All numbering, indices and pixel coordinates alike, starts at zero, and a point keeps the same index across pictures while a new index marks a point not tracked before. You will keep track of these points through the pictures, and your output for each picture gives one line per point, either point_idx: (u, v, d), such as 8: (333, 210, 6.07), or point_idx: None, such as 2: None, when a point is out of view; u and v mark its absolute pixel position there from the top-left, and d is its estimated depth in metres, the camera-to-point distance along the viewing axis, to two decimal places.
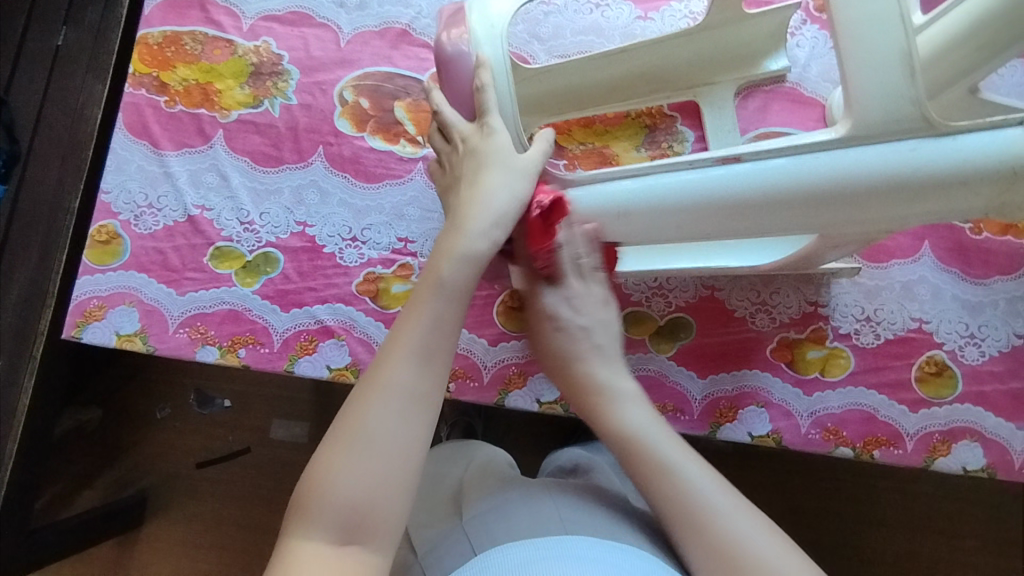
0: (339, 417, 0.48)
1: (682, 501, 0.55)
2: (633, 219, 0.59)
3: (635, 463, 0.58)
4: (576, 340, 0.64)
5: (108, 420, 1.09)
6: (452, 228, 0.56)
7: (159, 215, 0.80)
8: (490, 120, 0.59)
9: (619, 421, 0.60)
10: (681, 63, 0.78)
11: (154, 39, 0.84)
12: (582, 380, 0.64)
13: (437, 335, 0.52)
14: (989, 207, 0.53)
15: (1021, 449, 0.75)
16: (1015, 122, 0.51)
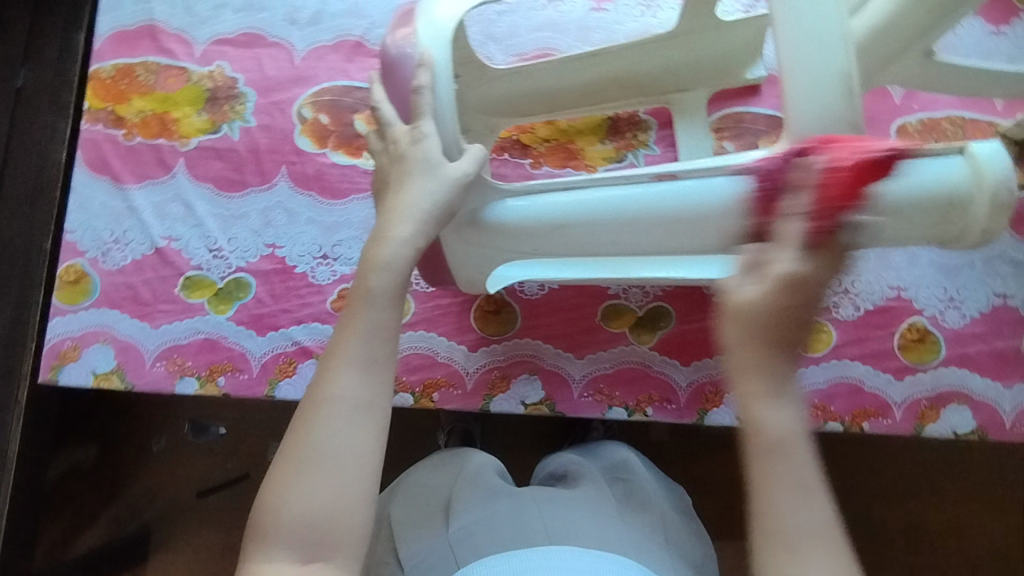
0: (285, 441, 0.47)
1: (797, 537, 0.37)
2: (568, 234, 0.59)
3: (753, 467, 0.39)
4: (806, 304, 0.40)
5: (103, 458, 1.05)
6: (374, 235, 0.53)
7: (126, 249, 0.79)
8: (422, 124, 0.53)
9: (773, 422, 0.39)
10: (654, 70, 0.75)
11: (107, 73, 0.83)
12: (769, 362, 0.40)
13: (377, 343, 0.49)
14: (922, 236, 0.54)
15: (1010, 408, 0.75)
16: (956, 151, 0.51)
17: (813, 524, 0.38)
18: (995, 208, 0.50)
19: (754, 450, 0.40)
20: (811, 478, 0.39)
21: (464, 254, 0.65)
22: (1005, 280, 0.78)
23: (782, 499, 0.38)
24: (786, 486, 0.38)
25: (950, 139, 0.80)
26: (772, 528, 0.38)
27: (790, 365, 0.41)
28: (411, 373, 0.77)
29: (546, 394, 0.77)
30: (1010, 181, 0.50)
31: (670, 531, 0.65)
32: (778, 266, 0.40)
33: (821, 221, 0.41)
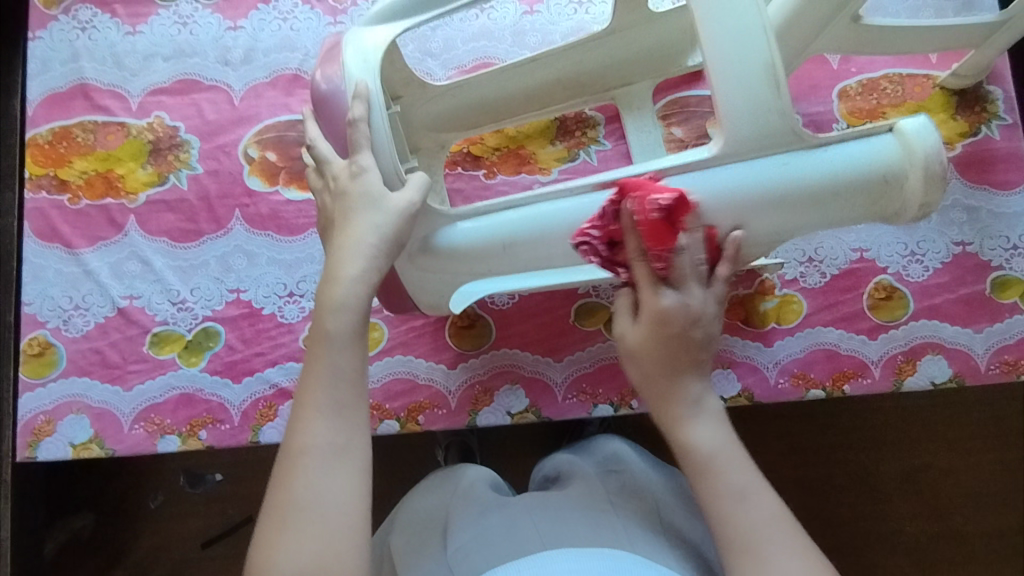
0: (269, 497, 0.48)
1: (744, 535, 0.51)
2: (518, 251, 0.60)
3: (701, 487, 0.54)
4: (686, 345, 0.56)
5: (103, 522, 1.03)
6: (327, 277, 0.53)
7: (88, 314, 0.78)
8: (360, 157, 0.54)
9: (697, 439, 0.55)
10: (595, 67, 0.73)
11: (44, 139, 0.82)
12: (671, 387, 0.57)
13: (343, 386, 0.50)
14: (867, 216, 0.55)
15: (983, 352, 0.76)
16: (886, 129, 0.53)
17: (754, 525, 0.51)
18: (929, 180, 0.52)
19: (698, 472, 0.54)
20: (748, 485, 0.53)
21: (422, 281, 0.65)
22: (963, 228, 0.79)
23: (728, 512, 0.52)
24: (727, 499, 0.52)
25: (890, 97, 0.81)
26: (726, 535, 0.52)
27: (693, 386, 0.57)
28: (394, 400, 0.77)
29: (531, 402, 0.77)
30: (940, 154, 0.52)
31: (665, 510, 0.66)
32: (649, 309, 0.56)
33: (655, 247, 0.53)
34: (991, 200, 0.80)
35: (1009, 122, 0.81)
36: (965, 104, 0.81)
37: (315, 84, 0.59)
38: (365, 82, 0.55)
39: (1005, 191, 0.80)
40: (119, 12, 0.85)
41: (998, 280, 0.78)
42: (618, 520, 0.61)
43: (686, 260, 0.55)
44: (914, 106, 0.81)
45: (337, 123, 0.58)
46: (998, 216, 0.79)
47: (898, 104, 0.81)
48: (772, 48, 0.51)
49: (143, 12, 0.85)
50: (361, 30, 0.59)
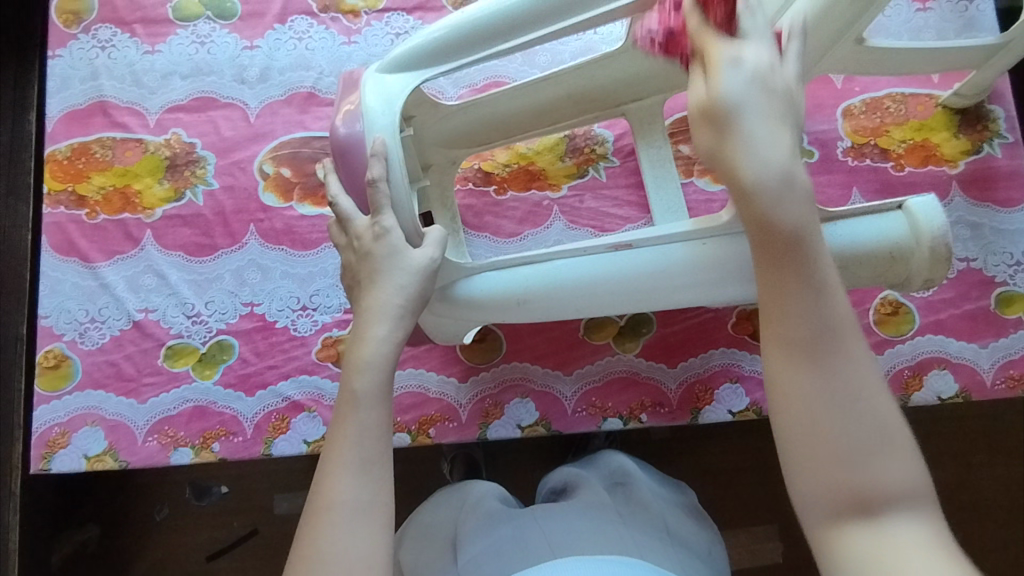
0: (294, 553, 0.49)
1: (820, 333, 0.41)
2: (533, 305, 0.64)
3: (773, 265, 0.43)
4: (769, 95, 0.44)
5: (109, 534, 1.03)
6: (353, 337, 0.55)
7: (104, 327, 0.79)
8: (382, 217, 0.56)
9: (779, 213, 0.42)
10: (607, 84, 0.74)
11: (63, 154, 0.83)
12: (757, 145, 0.43)
13: (370, 444, 0.51)
14: (874, 282, 0.61)
15: (988, 367, 0.77)
16: (895, 207, 0.59)
17: (830, 318, 0.42)
18: (935, 257, 0.58)
19: (769, 253, 0.43)
20: (828, 277, 0.43)
21: (438, 324, 0.70)
22: (967, 244, 0.80)
23: (800, 297, 0.42)
24: (803, 287, 0.42)
25: (893, 116, 0.83)
26: (793, 332, 0.42)
27: (785, 150, 0.43)
28: (405, 413, 0.77)
29: (541, 415, 0.78)
30: (944, 232, 0.58)
31: (672, 522, 0.66)
32: (722, 58, 0.45)
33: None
34: (994, 216, 0.81)
35: (1010, 141, 0.83)
36: (967, 122, 0.83)
37: (334, 134, 0.61)
38: (381, 140, 0.58)
39: (1008, 209, 0.81)
40: (139, 31, 0.87)
41: (1003, 295, 0.79)
42: (628, 530, 0.62)
43: (750, 3, 0.46)
44: (917, 124, 0.83)
45: (358, 176, 0.60)
46: (1002, 233, 0.80)
47: (901, 122, 0.83)
48: None
49: (162, 32, 0.87)
50: (378, 79, 0.61)
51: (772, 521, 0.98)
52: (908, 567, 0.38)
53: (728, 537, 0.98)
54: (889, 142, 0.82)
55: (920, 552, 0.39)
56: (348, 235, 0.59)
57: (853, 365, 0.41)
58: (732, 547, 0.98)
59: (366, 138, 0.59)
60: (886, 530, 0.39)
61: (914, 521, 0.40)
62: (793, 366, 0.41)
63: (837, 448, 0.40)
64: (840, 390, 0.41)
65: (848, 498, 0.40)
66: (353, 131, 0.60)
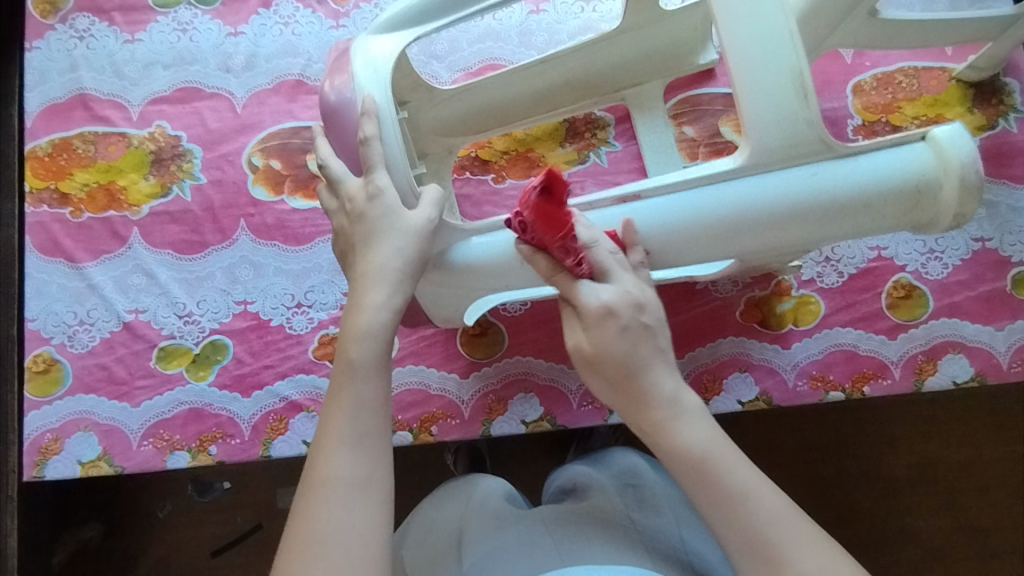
0: (288, 530, 0.47)
1: (760, 534, 0.45)
2: (537, 267, 0.58)
3: (703, 490, 0.47)
4: (637, 339, 0.49)
5: (110, 534, 1.02)
6: (350, 306, 0.52)
7: (93, 329, 0.77)
8: (376, 177, 0.54)
9: (688, 442, 0.48)
10: (605, 69, 0.72)
11: (44, 151, 0.80)
12: (643, 394, 0.49)
13: (366, 417, 0.49)
14: (900, 224, 0.55)
15: (1005, 350, 0.75)
16: (917, 138, 0.54)
17: (764, 523, 0.45)
18: (965, 191, 0.52)
19: (691, 474, 0.47)
20: (746, 479, 0.47)
21: (435, 296, 0.65)
22: (982, 224, 0.77)
23: (737, 513, 0.46)
24: (731, 500, 0.46)
25: (906, 91, 0.80)
26: (742, 540, 0.45)
27: (667, 385, 0.49)
28: (406, 411, 0.76)
29: (545, 410, 0.75)
30: (976, 162, 0.53)
31: (686, 529, 0.64)
32: (589, 308, 0.49)
33: (552, 236, 0.49)
34: (1010, 194, 0.78)
35: None
36: (981, 96, 0.80)
37: (323, 97, 0.59)
38: (372, 99, 0.55)
39: None
40: (117, 19, 0.83)
41: (1019, 276, 0.76)
42: (637, 536, 0.60)
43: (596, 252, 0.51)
44: (931, 100, 0.79)
45: (349, 140, 0.58)
46: (1018, 211, 0.78)
47: (914, 98, 0.80)
48: (800, 57, 0.50)
49: (141, 19, 0.83)
50: (369, 43, 0.58)
51: None
52: None
53: None
54: (901, 119, 0.79)
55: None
56: (340, 201, 0.57)
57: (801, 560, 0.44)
58: None
59: (356, 99, 0.56)
60: None
61: None
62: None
63: None
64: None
65: None
66: (344, 99, 0.57)
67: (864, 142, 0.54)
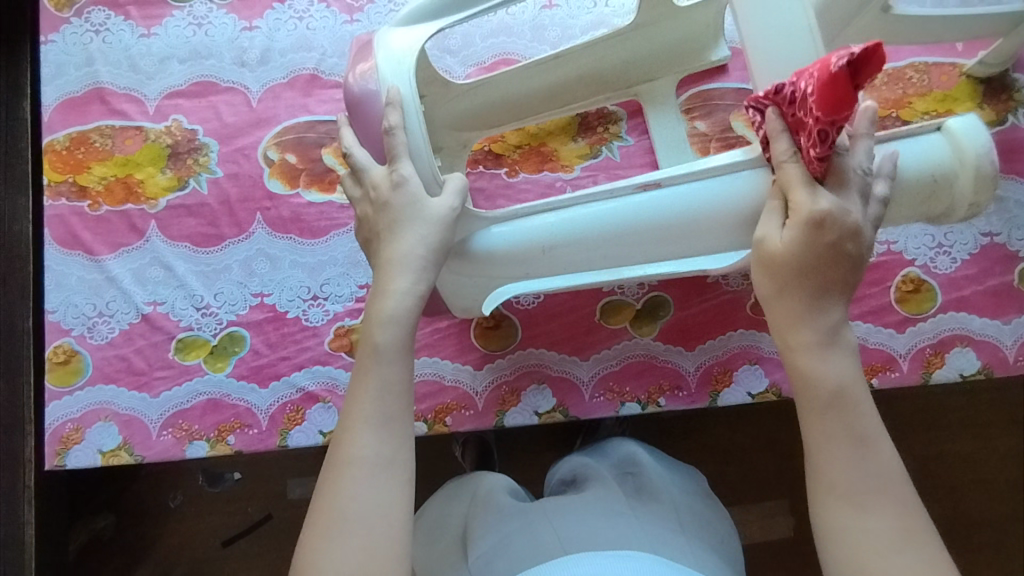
0: (314, 505, 0.49)
1: (854, 489, 0.47)
2: (560, 255, 0.60)
3: (821, 413, 0.49)
4: (834, 263, 0.49)
5: (124, 523, 1.03)
6: (376, 290, 0.53)
7: (112, 321, 0.78)
8: (399, 166, 0.54)
9: (822, 369, 0.49)
10: (619, 63, 0.74)
11: (61, 144, 0.81)
12: (809, 314, 0.49)
13: (391, 398, 0.50)
14: (916, 215, 0.56)
15: (1011, 343, 0.76)
16: (934, 129, 0.55)
17: (871, 469, 0.47)
18: (980, 181, 0.54)
19: (808, 399, 0.49)
20: (870, 428, 0.49)
21: (457, 287, 0.66)
22: (991, 218, 0.78)
23: (846, 451, 0.48)
24: (847, 439, 0.48)
25: (916, 86, 0.80)
26: (840, 477, 0.48)
27: (833, 316, 0.50)
28: (420, 402, 0.77)
29: (558, 401, 0.77)
30: (993, 152, 0.54)
31: (685, 516, 0.66)
32: (800, 203, 0.48)
33: (816, 115, 0.45)
34: (1018, 189, 0.79)
35: None
36: (992, 92, 0.80)
37: (347, 88, 0.60)
38: (397, 89, 0.55)
39: None
40: (133, 13, 0.84)
41: None
42: (640, 524, 0.61)
43: (842, 151, 0.49)
44: (941, 95, 0.80)
45: (372, 130, 0.58)
46: None
47: (924, 93, 0.80)
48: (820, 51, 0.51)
49: (157, 13, 0.83)
50: (389, 35, 0.59)
51: (785, 496, 0.98)
52: None
53: (739, 514, 0.98)
54: (912, 115, 0.80)
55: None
56: (365, 189, 0.57)
57: (899, 512, 0.47)
58: (743, 523, 0.98)
59: (380, 89, 0.57)
60: None
61: None
62: (827, 514, 0.48)
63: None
64: (891, 539, 0.46)
65: None
66: (368, 91, 0.57)
67: (881, 133, 0.55)
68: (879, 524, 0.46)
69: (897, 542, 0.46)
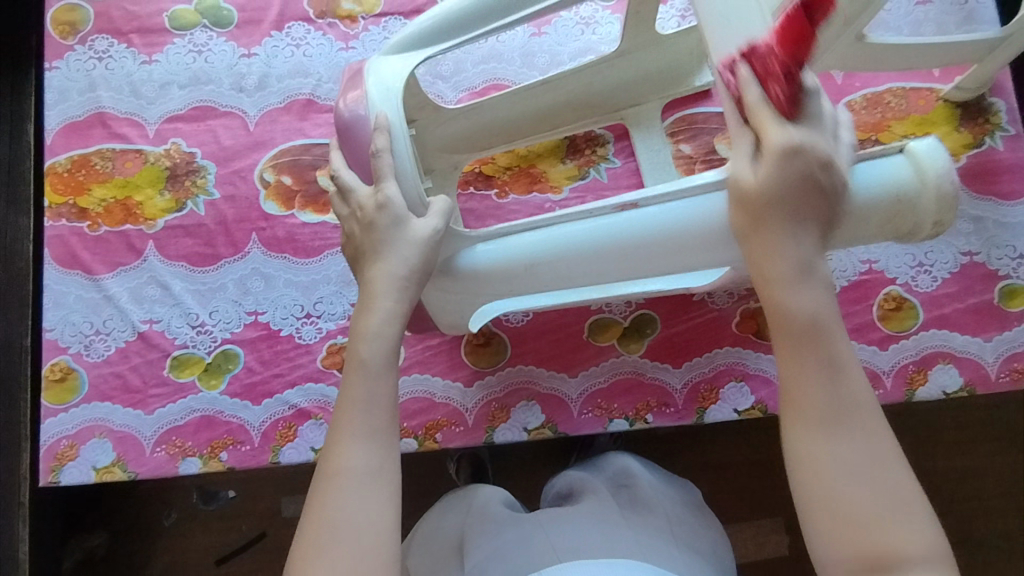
0: (304, 517, 0.50)
1: (829, 414, 0.45)
2: (539, 273, 0.62)
3: (793, 345, 0.46)
4: (808, 188, 0.47)
5: (116, 541, 1.03)
6: (360, 307, 0.55)
7: (109, 339, 0.79)
8: (384, 187, 0.56)
9: (790, 299, 0.46)
10: (607, 89, 0.76)
11: (63, 167, 0.83)
12: (777, 245, 0.47)
13: (377, 411, 0.51)
14: (884, 234, 0.58)
15: (993, 360, 0.77)
16: (897, 151, 0.57)
17: (840, 399, 0.45)
18: (942, 199, 0.56)
19: (780, 330, 0.47)
20: (843, 356, 0.46)
21: (443, 302, 0.67)
22: (970, 238, 0.80)
23: (819, 379, 0.46)
24: (821, 367, 0.46)
25: (894, 110, 0.83)
26: (811, 404, 0.45)
27: (805, 245, 0.47)
28: (411, 418, 0.78)
29: (547, 417, 0.78)
30: (951, 174, 0.56)
31: (678, 526, 0.66)
32: (772, 135, 0.46)
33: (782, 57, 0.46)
34: (997, 210, 0.81)
35: (1011, 133, 0.82)
36: (968, 116, 0.83)
37: (338, 113, 0.62)
38: (385, 115, 0.57)
39: (1010, 202, 0.81)
40: (136, 41, 0.86)
41: (1006, 288, 0.79)
42: (634, 535, 0.62)
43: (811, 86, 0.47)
44: (919, 119, 0.82)
45: (361, 153, 0.60)
46: (1004, 226, 0.80)
47: (903, 117, 0.83)
48: None
49: (159, 41, 0.86)
50: (380, 62, 0.61)
51: (777, 515, 0.98)
52: None
53: (733, 532, 0.98)
54: (890, 137, 0.82)
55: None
56: (352, 208, 0.59)
57: (868, 440, 0.45)
58: (738, 542, 0.98)
59: (369, 115, 0.59)
60: None
61: None
62: (802, 442, 0.45)
63: (855, 517, 0.44)
64: (861, 464, 0.44)
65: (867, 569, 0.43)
66: (358, 115, 0.59)
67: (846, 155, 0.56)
68: (850, 444, 0.45)
69: (869, 473, 0.44)
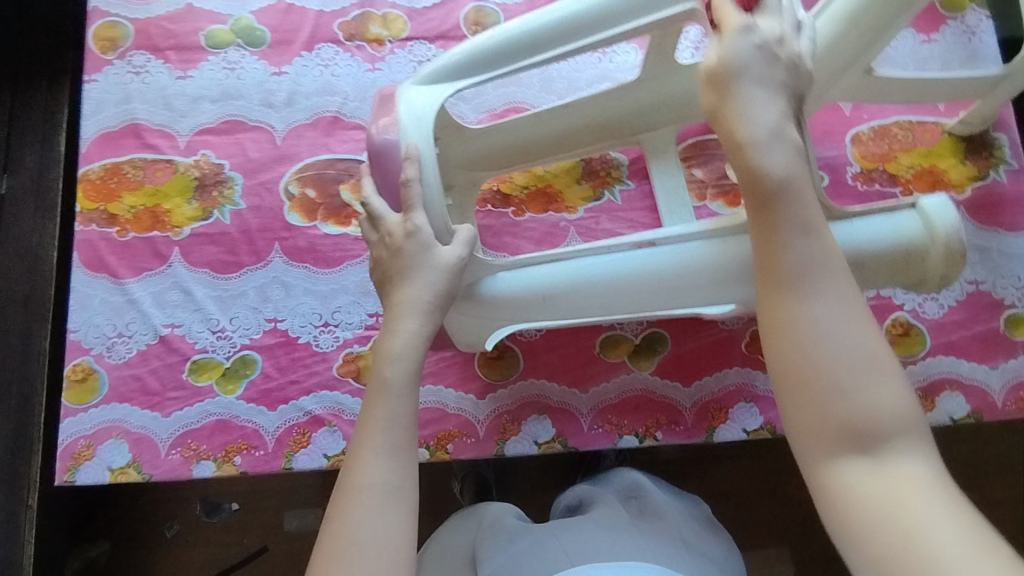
0: (323, 532, 0.50)
1: (799, 271, 0.46)
2: (557, 301, 0.65)
3: (763, 208, 0.48)
4: (770, 63, 0.50)
5: (118, 549, 1.03)
6: (385, 330, 0.57)
7: (131, 341, 0.81)
8: (413, 216, 0.58)
9: (762, 162, 0.48)
10: (625, 114, 0.78)
11: (95, 174, 0.86)
12: (747, 111, 0.49)
13: (398, 431, 0.53)
14: (892, 282, 0.63)
15: (999, 388, 0.78)
16: (908, 207, 0.62)
17: (811, 258, 0.46)
18: (951, 256, 0.60)
19: (752, 195, 0.48)
20: (812, 214, 0.47)
21: (463, 325, 0.70)
22: (976, 267, 0.82)
23: (789, 239, 0.47)
24: (792, 227, 0.47)
25: (901, 142, 0.85)
26: (780, 265, 0.47)
27: (773, 113, 0.49)
28: (423, 428, 0.79)
29: (557, 431, 0.79)
30: (960, 233, 0.60)
31: (687, 534, 0.67)
32: (734, 22, 0.50)
33: None
34: (1001, 241, 0.83)
35: (1014, 167, 0.85)
36: (973, 149, 0.85)
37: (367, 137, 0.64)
38: (415, 145, 0.60)
39: (1014, 233, 0.83)
40: (172, 57, 0.90)
41: (1011, 317, 0.80)
42: (643, 540, 0.63)
43: None
44: (924, 151, 0.85)
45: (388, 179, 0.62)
46: (1009, 257, 0.82)
47: (909, 149, 0.85)
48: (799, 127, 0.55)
49: (194, 58, 0.90)
50: (410, 90, 0.64)
51: (782, 543, 0.98)
52: (904, 500, 0.42)
53: None
54: (896, 167, 0.85)
55: (916, 485, 0.43)
56: (380, 233, 0.61)
57: (839, 299, 0.46)
58: None
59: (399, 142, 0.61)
60: (885, 461, 0.44)
61: (909, 450, 0.44)
62: (774, 303, 0.47)
63: (826, 375, 0.44)
64: (836, 324, 0.45)
65: (843, 427, 0.44)
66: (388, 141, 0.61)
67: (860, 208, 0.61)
68: (824, 304, 0.45)
69: (846, 333, 0.45)
